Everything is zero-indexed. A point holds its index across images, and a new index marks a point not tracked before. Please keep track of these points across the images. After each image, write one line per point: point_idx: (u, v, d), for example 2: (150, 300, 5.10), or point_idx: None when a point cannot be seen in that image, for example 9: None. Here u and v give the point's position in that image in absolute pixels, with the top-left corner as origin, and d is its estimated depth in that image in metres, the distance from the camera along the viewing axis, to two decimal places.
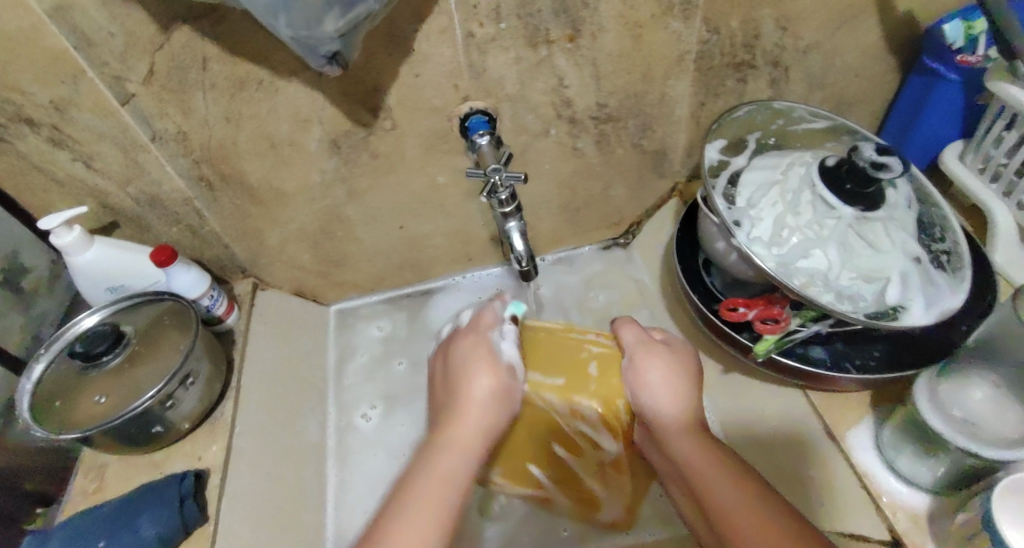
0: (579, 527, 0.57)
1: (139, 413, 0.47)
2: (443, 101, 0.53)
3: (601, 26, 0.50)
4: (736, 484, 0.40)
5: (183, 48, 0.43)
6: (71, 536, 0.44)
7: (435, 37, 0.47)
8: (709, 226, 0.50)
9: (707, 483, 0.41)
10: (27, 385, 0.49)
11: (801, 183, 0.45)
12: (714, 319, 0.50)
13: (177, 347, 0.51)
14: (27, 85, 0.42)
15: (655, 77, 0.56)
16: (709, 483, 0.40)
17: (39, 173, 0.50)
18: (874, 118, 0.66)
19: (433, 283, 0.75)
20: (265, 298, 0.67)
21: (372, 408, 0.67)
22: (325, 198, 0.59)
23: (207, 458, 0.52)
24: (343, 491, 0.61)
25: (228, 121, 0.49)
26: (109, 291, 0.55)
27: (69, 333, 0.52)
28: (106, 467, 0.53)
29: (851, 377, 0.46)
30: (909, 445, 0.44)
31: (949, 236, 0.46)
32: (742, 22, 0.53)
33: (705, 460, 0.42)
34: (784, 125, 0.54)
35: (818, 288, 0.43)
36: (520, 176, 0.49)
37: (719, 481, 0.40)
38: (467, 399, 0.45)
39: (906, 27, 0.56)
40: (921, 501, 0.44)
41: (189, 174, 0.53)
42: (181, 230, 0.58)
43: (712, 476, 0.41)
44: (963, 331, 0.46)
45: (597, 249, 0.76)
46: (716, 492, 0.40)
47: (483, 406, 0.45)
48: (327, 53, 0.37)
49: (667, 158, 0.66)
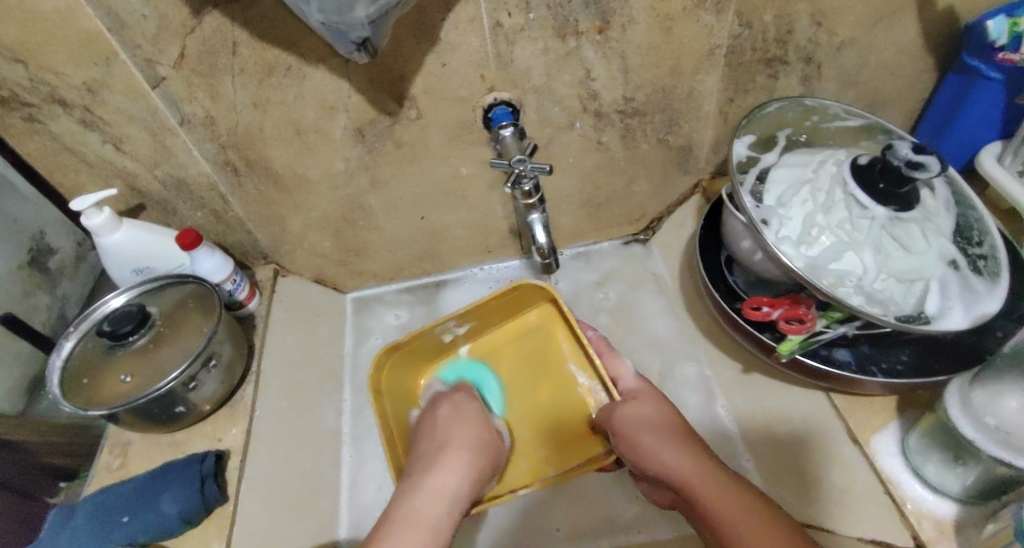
0: (573, 527, 0.53)
1: (163, 393, 0.48)
2: (469, 91, 0.52)
3: (631, 18, 0.50)
4: (717, 480, 0.41)
5: (215, 33, 0.43)
6: (95, 513, 0.46)
7: (463, 26, 0.47)
8: (735, 225, 0.49)
9: (693, 483, 0.42)
10: (56, 361, 0.50)
11: (832, 181, 0.44)
12: (737, 317, 0.49)
13: (201, 330, 0.52)
14: (62, 66, 0.43)
15: (683, 71, 0.55)
16: (698, 485, 0.41)
17: (70, 154, 0.51)
18: (907, 117, 0.64)
19: (450, 274, 0.75)
20: (285, 284, 0.68)
21: None
22: (348, 186, 0.59)
23: (227, 440, 0.53)
24: (357, 475, 0.60)
25: (255, 107, 0.50)
26: (135, 272, 0.56)
27: (97, 313, 0.53)
28: (129, 444, 0.54)
29: (878, 382, 0.45)
30: (937, 451, 0.43)
31: (988, 241, 0.45)
32: (776, 16, 0.52)
33: (688, 461, 0.43)
34: (817, 122, 0.53)
35: (849, 289, 0.42)
36: (546, 167, 0.49)
37: (699, 478, 0.42)
38: (449, 447, 0.47)
39: (945, 24, 0.54)
40: (945, 508, 0.43)
41: (215, 159, 0.53)
42: (205, 215, 0.59)
43: (694, 475, 0.42)
44: (997, 338, 0.44)
45: (616, 244, 0.76)
46: (701, 488, 0.41)
47: (469, 447, 0.47)
48: (356, 40, 0.37)
49: (692, 155, 0.65)
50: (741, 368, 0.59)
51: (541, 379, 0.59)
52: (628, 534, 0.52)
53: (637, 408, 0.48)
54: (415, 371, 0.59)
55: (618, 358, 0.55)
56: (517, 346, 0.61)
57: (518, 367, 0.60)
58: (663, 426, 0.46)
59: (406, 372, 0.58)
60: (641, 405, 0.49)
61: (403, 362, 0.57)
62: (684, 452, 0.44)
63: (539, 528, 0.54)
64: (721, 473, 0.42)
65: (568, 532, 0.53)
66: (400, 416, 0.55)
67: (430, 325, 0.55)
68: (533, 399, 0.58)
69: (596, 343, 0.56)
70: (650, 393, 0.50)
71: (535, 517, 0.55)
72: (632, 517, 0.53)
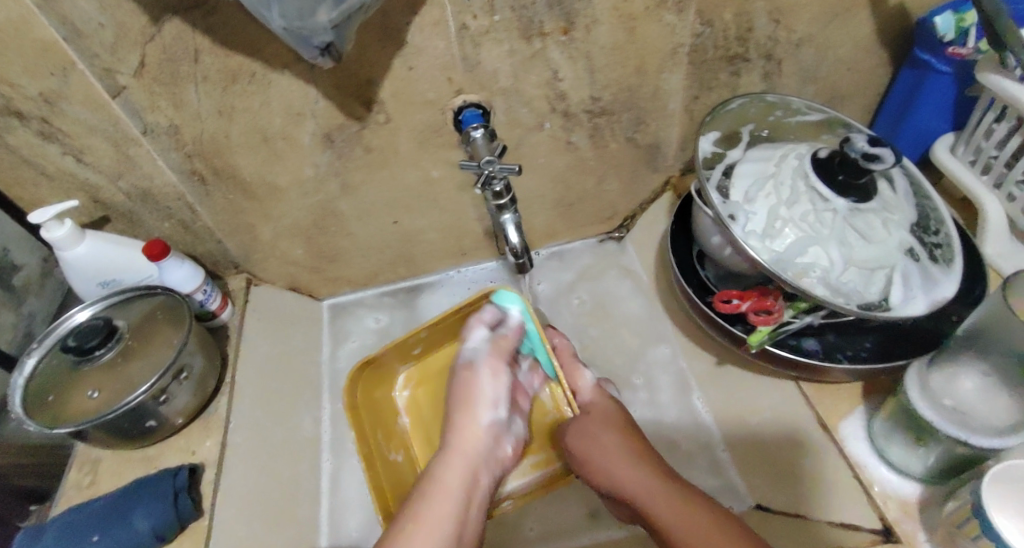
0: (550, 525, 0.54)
1: (133, 407, 0.47)
2: (437, 95, 0.52)
3: (594, 18, 0.50)
4: (669, 497, 0.42)
5: (175, 40, 0.43)
6: (64, 531, 0.45)
7: (428, 30, 0.47)
8: (704, 219, 0.50)
9: (647, 500, 0.42)
10: (18, 380, 0.49)
11: (794, 175, 0.45)
12: (707, 311, 0.50)
13: (171, 342, 0.51)
14: (16, 77, 0.42)
15: (648, 71, 0.56)
16: (653, 499, 0.42)
17: (29, 167, 0.49)
18: (866, 111, 0.66)
19: (426, 278, 0.75)
20: (258, 293, 0.67)
21: None
22: (318, 192, 0.59)
23: (201, 453, 0.52)
24: (336, 482, 0.60)
25: (220, 114, 0.49)
26: (102, 286, 0.55)
27: (61, 328, 0.52)
28: (100, 461, 0.53)
29: (844, 368, 0.46)
30: (899, 434, 0.44)
31: (944, 230, 0.47)
32: (736, 14, 0.53)
33: (642, 480, 0.44)
34: (781, 117, 0.54)
35: (813, 280, 0.43)
36: (515, 168, 0.49)
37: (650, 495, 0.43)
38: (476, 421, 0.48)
39: (899, 19, 0.56)
40: (909, 489, 0.44)
41: (181, 168, 0.53)
42: (173, 225, 0.58)
43: (644, 492, 0.43)
44: (953, 322, 0.46)
45: (590, 243, 0.76)
46: (653, 506, 0.42)
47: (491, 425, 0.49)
48: (320, 45, 0.37)
49: (661, 152, 0.66)
50: (713, 360, 0.60)
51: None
52: (609, 529, 0.53)
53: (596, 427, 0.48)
54: (386, 386, 0.59)
55: (579, 366, 0.54)
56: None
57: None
58: (620, 443, 0.47)
59: (379, 383, 0.58)
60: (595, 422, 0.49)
61: (375, 377, 0.57)
62: (638, 471, 0.45)
63: (512, 526, 0.54)
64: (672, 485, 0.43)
65: (542, 530, 0.54)
66: (379, 431, 0.55)
67: (405, 337, 0.54)
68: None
69: (562, 352, 0.54)
70: (603, 408, 0.50)
71: (514, 517, 0.55)
72: (613, 512, 0.54)
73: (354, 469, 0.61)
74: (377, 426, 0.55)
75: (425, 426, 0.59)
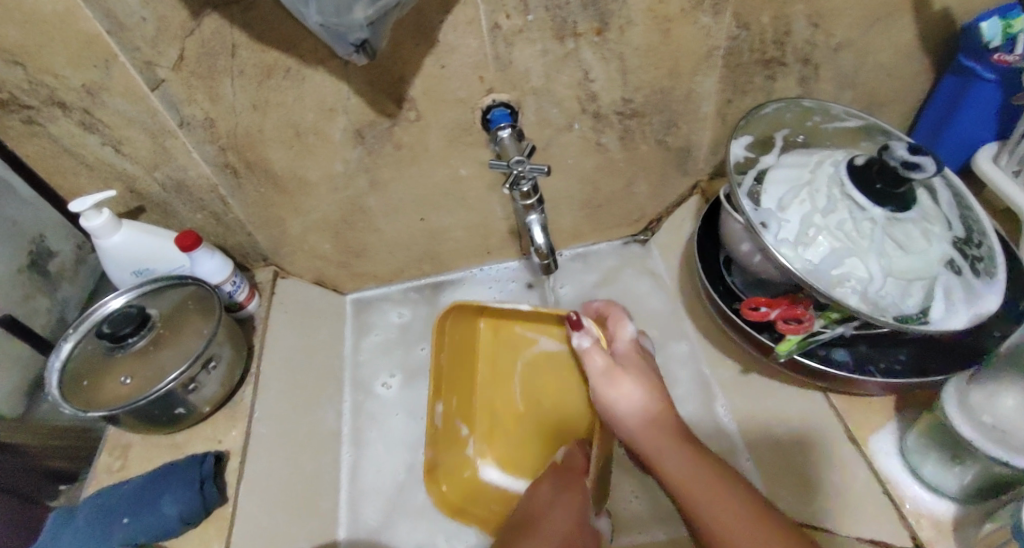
0: None
1: (163, 395, 0.48)
2: (468, 93, 0.52)
3: (629, 19, 0.50)
4: (690, 458, 0.41)
5: (214, 35, 0.43)
6: (96, 514, 0.46)
7: (462, 28, 0.47)
8: (734, 225, 0.49)
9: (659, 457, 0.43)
10: (55, 363, 0.50)
11: (830, 182, 0.44)
12: (735, 318, 0.49)
13: (200, 331, 0.52)
14: (61, 68, 0.43)
15: (682, 73, 0.55)
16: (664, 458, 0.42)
17: (70, 156, 0.51)
18: (904, 119, 0.64)
19: (450, 275, 0.75)
20: (284, 286, 0.67)
21: (392, 377, 0.68)
22: (347, 187, 0.60)
23: (227, 442, 0.53)
24: (356, 476, 0.61)
25: (255, 109, 0.50)
26: (135, 274, 0.56)
27: (96, 314, 0.53)
28: (130, 446, 0.54)
29: (876, 381, 0.45)
30: (935, 450, 0.43)
31: (986, 243, 0.45)
32: (774, 17, 0.52)
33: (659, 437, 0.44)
34: (818, 123, 0.53)
35: (847, 291, 0.42)
36: (544, 168, 0.48)
37: (681, 471, 0.41)
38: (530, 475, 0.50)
39: (943, 24, 0.54)
40: (942, 508, 0.43)
41: (215, 161, 0.53)
42: (205, 216, 0.59)
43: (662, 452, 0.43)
44: (994, 337, 0.45)
45: (614, 245, 0.76)
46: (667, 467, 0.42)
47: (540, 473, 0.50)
48: (355, 41, 0.37)
49: (690, 156, 0.66)
50: (740, 368, 0.59)
51: (548, 363, 0.62)
52: (629, 534, 0.53)
53: (629, 391, 0.46)
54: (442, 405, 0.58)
55: (624, 318, 0.51)
56: (500, 340, 0.63)
57: (521, 366, 0.63)
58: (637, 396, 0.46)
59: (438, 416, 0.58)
60: (629, 381, 0.46)
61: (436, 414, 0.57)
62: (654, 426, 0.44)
63: None
64: (701, 457, 0.41)
65: None
66: (449, 446, 0.58)
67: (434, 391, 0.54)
68: (543, 392, 0.62)
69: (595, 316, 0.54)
70: (638, 365, 0.48)
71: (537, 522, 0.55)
72: (634, 519, 0.54)
73: (375, 463, 0.62)
74: (450, 444, 0.59)
75: (487, 427, 0.62)
